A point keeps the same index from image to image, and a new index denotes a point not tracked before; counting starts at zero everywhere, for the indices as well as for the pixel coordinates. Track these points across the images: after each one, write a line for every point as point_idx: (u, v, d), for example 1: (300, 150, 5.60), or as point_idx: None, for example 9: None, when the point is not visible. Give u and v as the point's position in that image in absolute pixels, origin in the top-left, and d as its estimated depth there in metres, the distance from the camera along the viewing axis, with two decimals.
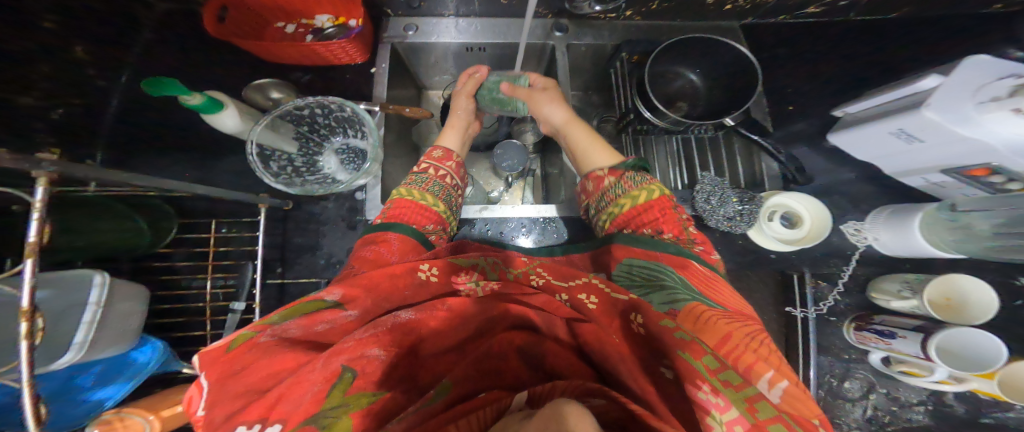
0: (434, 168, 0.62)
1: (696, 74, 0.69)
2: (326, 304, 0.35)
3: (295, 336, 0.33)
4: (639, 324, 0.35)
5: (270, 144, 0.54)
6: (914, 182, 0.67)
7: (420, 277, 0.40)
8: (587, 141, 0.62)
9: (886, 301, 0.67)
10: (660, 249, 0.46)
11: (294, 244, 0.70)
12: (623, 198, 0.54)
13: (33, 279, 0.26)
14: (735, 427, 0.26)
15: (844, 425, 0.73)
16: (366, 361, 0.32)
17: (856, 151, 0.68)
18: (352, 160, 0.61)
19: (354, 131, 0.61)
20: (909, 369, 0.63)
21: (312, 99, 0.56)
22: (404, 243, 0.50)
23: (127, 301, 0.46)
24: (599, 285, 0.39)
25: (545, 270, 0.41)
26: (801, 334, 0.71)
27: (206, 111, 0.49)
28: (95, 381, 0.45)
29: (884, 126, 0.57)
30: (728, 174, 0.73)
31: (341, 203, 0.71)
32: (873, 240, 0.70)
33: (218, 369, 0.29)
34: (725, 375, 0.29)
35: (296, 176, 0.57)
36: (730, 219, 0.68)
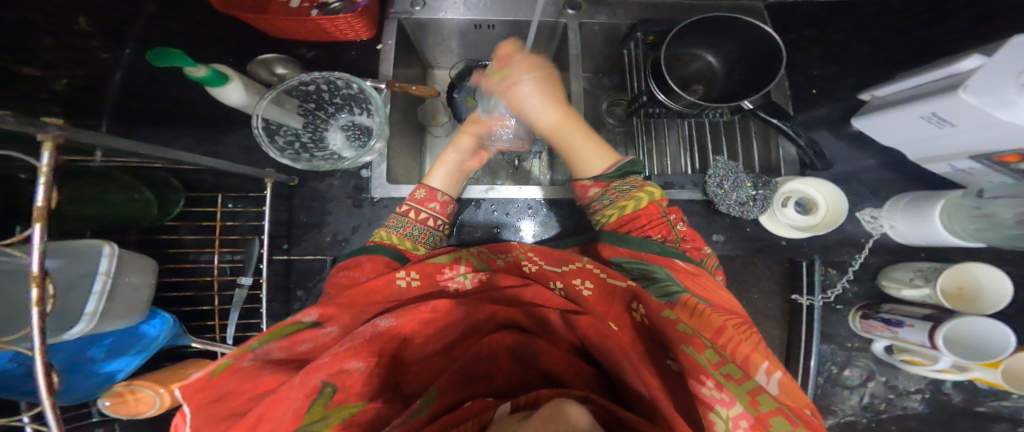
0: (415, 211, 0.61)
1: (714, 56, 0.66)
2: (303, 325, 0.40)
3: (276, 358, 0.37)
4: (641, 314, 0.37)
5: (276, 120, 0.53)
6: (938, 169, 0.65)
7: (401, 285, 0.47)
8: (578, 144, 0.61)
9: (897, 289, 0.65)
10: (642, 250, 0.47)
11: (299, 221, 0.71)
12: (611, 208, 0.56)
13: (43, 245, 0.27)
14: (740, 422, 0.24)
15: (840, 412, 0.74)
16: (345, 376, 0.33)
17: (884, 135, 0.65)
18: (358, 136, 0.61)
19: (359, 108, 0.60)
20: (911, 358, 0.63)
21: (318, 74, 0.55)
22: (377, 262, 0.54)
23: (134, 273, 0.48)
24: (594, 269, 0.43)
25: (537, 256, 0.47)
26: (806, 322, 0.70)
27: (213, 83, 0.49)
28: (105, 353, 0.48)
29: (915, 110, 0.54)
30: (741, 158, 0.71)
31: (346, 177, 0.71)
32: (889, 227, 0.68)
33: (198, 396, 0.31)
34: (727, 369, 0.28)
35: (301, 152, 0.57)
36: (743, 205, 0.66)
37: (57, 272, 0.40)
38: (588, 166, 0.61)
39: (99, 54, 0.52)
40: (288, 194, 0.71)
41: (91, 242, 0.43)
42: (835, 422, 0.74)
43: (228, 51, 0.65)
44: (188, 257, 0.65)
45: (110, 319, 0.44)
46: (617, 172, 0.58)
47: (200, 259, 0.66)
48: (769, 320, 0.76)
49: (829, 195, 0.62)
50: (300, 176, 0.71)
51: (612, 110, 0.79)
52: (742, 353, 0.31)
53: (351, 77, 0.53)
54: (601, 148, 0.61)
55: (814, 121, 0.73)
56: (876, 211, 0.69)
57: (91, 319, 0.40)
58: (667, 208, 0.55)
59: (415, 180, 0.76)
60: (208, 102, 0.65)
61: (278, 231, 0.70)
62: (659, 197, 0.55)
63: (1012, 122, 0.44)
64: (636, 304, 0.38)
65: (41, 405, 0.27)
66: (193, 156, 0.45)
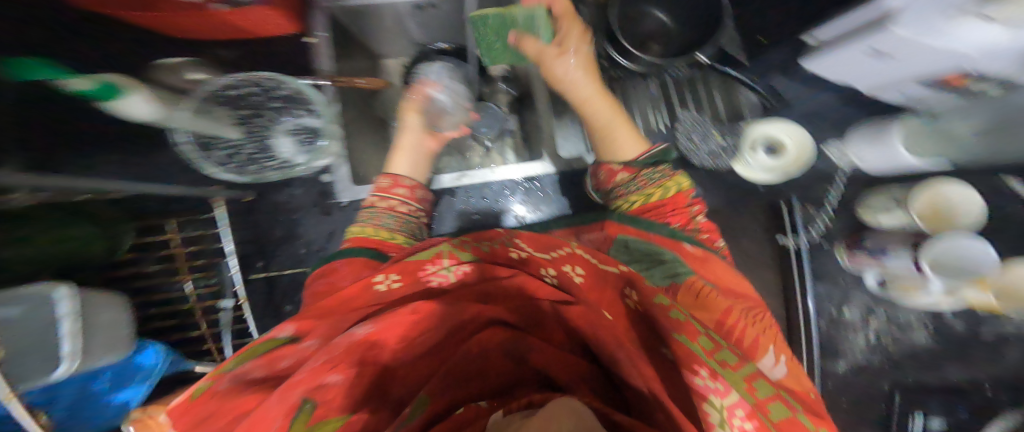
0: (383, 200, 0.61)
1: (663, 12, 0.64)
2: (280, 341, 0.36)
3: (256, 377, 0.33)
4: (633, 300, 0.35)
5: (202, 132, 0.55)
6: (890, 98, 0.64)
7: (380, 289, 0.43)
8: (614, 121, 0.62)
9: (875, 220, 0.66)
10: (650, 233, 0.47)
11: (269, 237, 0.69)
12: (637, 194, 0.58)
13: None
14: (736, 411, 0.24)
15: (850, 354, 0.75)
16: (323, 391, 0.31)
17: (832, 73, 0.64)
18: (305, 138, 0.61)
19: (300, 108, 0.59)
20: (904, 288, 0.63)
21: (241, 77, 0.55)
22: (353, 264, 0.50)
23: (101, 310, 0.50)
24: (584, 255, 0.38)
25: (524, 242, 0.42)
26: (795, 262, 0.72)
27: (106, 97, 0.48)
28: (110, 384, 0.53)
29: (857, 46, 0.53)
30: (709, 110, 0.70)
31: (306, 185, 0.69)
32: (857, 159, 0.67)
33: (181, 422, 0.28)
34: (722, 355, 0.27)
35: (245, 163, 0.60)
36: (714, 155, 0.69)
37: (15, 321, 0.40)
38: (625, 146, 0.61)
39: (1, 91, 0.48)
40: (248, 211, 0.68)
41: (48, 283, 0.43)
42: (848, 365, 0.75)
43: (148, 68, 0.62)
44: (164, 288, 0.64)
45: (91, 353, 0.47)
46: (653, 158, 0.59)
47: (174, 288, 0.64)
48: (762, 267, 0.77)
49: (801, 143, 0.62)
50: (257, 190, 0.68)
51: None
52: (751, 336, 0.31)
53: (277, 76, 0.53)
54: (636, 135, 0.62)
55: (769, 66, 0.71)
56: (843, 145, 0.70)
57: (73, 359, 0.43)
58: (692, 198, 0.56)
59: None
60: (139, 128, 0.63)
61: (250, 250, 0.69)
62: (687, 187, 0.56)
63: (949, 47, 0.42)
64: (628, 289, 0.36)
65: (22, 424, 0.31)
66: (125, 184, 0.45)
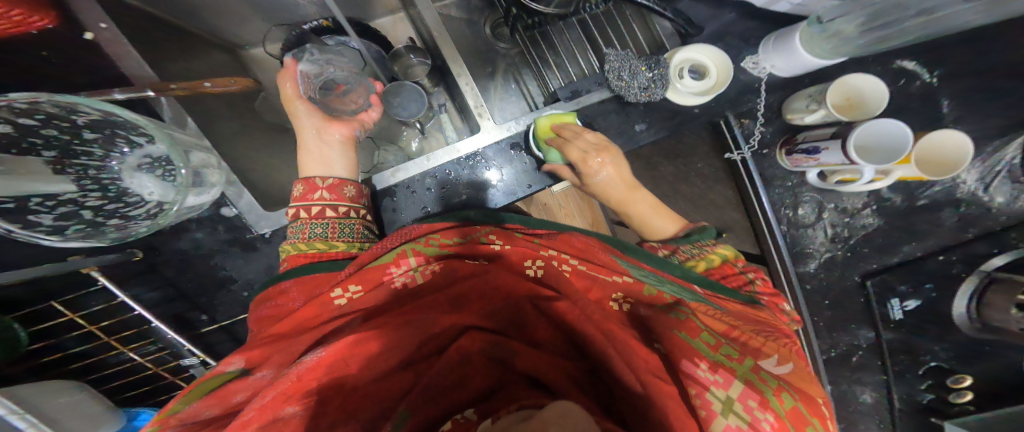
0: (307, 210, 0.56)
1: None
2: (231, 375, 0.39)
3: (206, 417, 0.36)
4: (621, 301, 0.45)
5: (24, 193, 0.39)
6: (782, 8, 0.67)
7: (340, 303, 0.45)
8: (652, 210, 0.63)
9: (801, 119, 0.67)
10: (664, 270, 0.48)
11: (195, 289, 0.61)
12: (691, 258, 0.54)
13: None
14: (745, 399, 0.32)
15: (814, 251, 0.80)
16: (281, 424, 0.32)
17: None
18: (164, 170, 0.48)
19: (137, 134, 0.47)
20: (845, 177, 0.66)
21: (11, 105, 0.37)
22: (303, 284, 0.50)
23: (57, 396, 0.54)
24: (569, 258, 0.48)
25: (497, 236, 0.50)
26: (744, 171, 0.76)
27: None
28: None
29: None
30: (631, 44, 0.68)
31: (210, 225, 0.59)
32: (771, 68, 0.68)
33: None
34: (726, 350, 0.38)
35: (98, 222, 0.46)
36: (647, 90, 0.63)
37: None
38: (663, 226, 0.62)
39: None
40: (152, 270, 0.59)
41: None
42: (817, 262, 0.80)
43: None
44: (111, 361, 0.63)
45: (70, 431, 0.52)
46: (705, 229, 0.58)
47: (121, 359, 0.63)
48: None
49: (719, 61, 0.62)
50: (149, 245, 0.58)
51: (498, 33, 0.74)
52: (758, 346, 0.39)
53: (77, 101, 0.39)
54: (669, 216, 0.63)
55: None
56: (756, 56, 0.69)
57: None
58: (742, 265, 0.56)
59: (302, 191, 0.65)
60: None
61: (181, 308, 0.61)
62: (732, 257, 0.56)
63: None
64: (615, 295, 0.45)
65: None
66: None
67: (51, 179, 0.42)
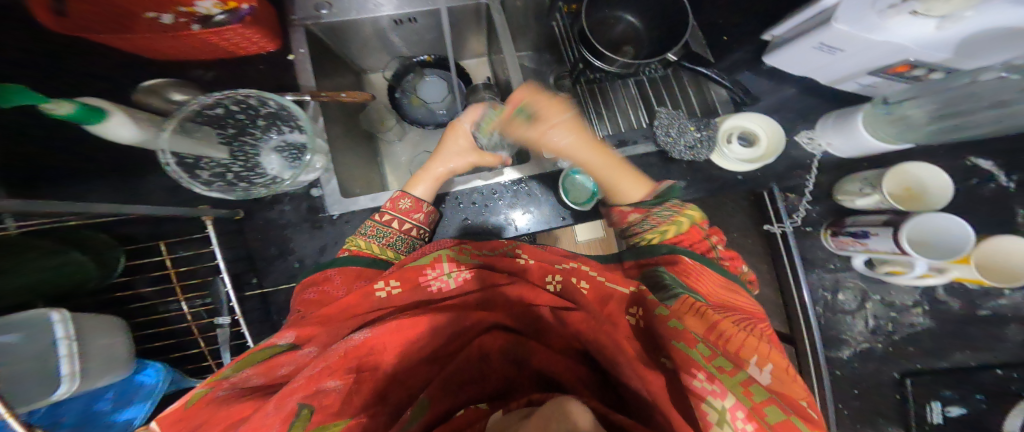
0: (399, 222, 0.60)
1: (633, 15, 0.65)
2: (281, 348, 0.41)
3: (255, 383, 0.37)
4: (637, 317, 0.42)
5: (189, 153, 0.48)
6: (848, 87, 0.68)
7: (380, 295, 0.47)
8: (610, 166, 0.59)
9: (851, 202, 0.67)
10: (652, 254, 0.53)
11: (261, 254, 0.67)
12: (651, 233, 0.55)
13: None
14: (735, 411, 0.29)
15: (851, 340, 0.76)
16: (322, 396, 0.34)
17: (792, 66, 0.67)
18: (294, 156, 0.56)
19: (287, 126, 0.56)
20: (892, 269, 0.66)
21: (222, 95, 0.50)
22: (346, 275, 0.54)
23: (110, 339, 0.47)
24: (589, 271, 0.48)
25: (524, 251, 0.54)
26: (783, 249, 0.73)
27: (88, 122, 0.42)
28: (114, 405, 0.48)
29: (807, 42, 0.58)
30: (682, 106, 0.72)
31: (296, 201, 0.68)
32: (827, 145, 0.69)
33: (179, 425, 0.31)
34: (719, 362, 0.33)
35: (234, 182, 0.53)
36: (693, 148, 0.65)
37: (15, 347, 0.36)
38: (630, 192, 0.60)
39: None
40: (238, 232, 0.67)
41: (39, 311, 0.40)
42: (852, 351, 0.77)
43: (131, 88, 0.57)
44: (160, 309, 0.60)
45: (89, 379, 0.43)
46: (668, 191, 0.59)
47: (171, 309, 0.60)
48: None
49: (773, 132, 0.64)
50: (245, 209, 0.67)
51: (559, 84, 0.74)
52: (738, 347, 0.36)
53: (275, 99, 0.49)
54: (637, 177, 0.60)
55: (735, 64, 0.74)
56: (813, 132, 0.70)
57: (72, 380, 0.41)
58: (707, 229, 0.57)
59: (373, 189, 0.73)
60: (104, 151, 0.59)
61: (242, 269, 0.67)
62: (698, 219, 0.56)
63: (888, 40, 0.49)
64: (631, 308, 0.43)
65: None
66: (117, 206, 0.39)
67: (213, 143, 0.51)
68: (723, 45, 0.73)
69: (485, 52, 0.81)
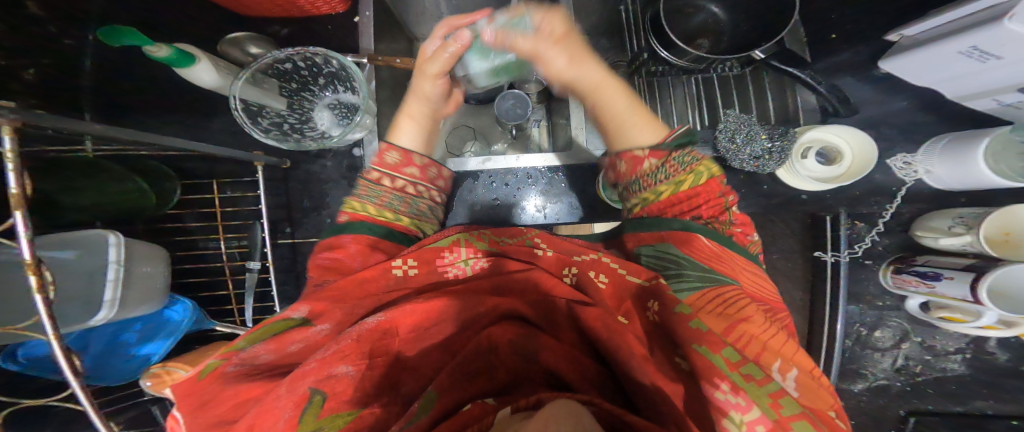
0: (389, 179, 0.54)
1: (718, 6, 0.59)
2: (294, 322, 0.38)
3: (267, 360, 0.35)
4: (655, 311, 0.37)
5: (256, 101, 0.45)
6: (982, 106, 0.58)
7: (397, 274, 0.44)
8: (627, 110, 0.51)
9: (933, 240, 0.60)
10: (661, 227, 0.45)
11: (301, 206, 0.68)
12: (664, 184, 0.47)
13: (30, 234, 0.25)
14: (757, 427, 0.24)
15: (871, 375, 0.74)
16: (334, 381, 0.31)
17: (915, 75, 0.58)
18: (346, 115, 0.52)
19: (344, 86, 0.52)
20: (950, 315, 0.61)
21: (292, 50, 0.46)
22: (361, 244, 0.49)
23: (153, 269, 0.47)
24: (612, 264, 0.42)
25: (543, 241, 0.47)
26: (831, 279, 0.67)
27: (180, 64, 0.41)
28: (138, 338, 0.50)
29: (950, 45, 0.47)
30: (753, 110, 0.66)
31: (339, 159, 0.68)
32: (924, 173, 0.62)
33: (188, 402, 0.30)
34: (747, 369, 0.28)
35: (290, 134, 0.49)
36: (758, 159, 0.59)
37: (65, 263, 0.39)
38: (636, 136, 0.50)
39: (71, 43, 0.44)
40: (283, 179, 0.67)
41: (96, 232, 0.41)
42: (866, 386, 0.74)
43: (205, 25, 0.56)
44: (197, 245, 0.59)
45: (128, 307, 0.43)
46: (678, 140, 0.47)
47: (210, 247, 0.59)
48: (792, 279, 0.73)
49: (861, 148, 0.56)
50: (292, 159, 0.68)
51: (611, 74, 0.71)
52: (754, 352, 0.32)
53: (334, 55, 0.45)
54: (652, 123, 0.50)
55: (837, 67, 0.66)
56: (910, 156, 0.64)
57: (112, 307, 0.40)
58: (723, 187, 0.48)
59: None
60: None
61: (279, 216, 0.67)
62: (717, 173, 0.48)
63: None
64: (651, 302, 0.38)
65: (70, 386, 0.27)
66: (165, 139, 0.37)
67: (278, 95, 0.48)
68: (828, 45, 0.65)
69: None
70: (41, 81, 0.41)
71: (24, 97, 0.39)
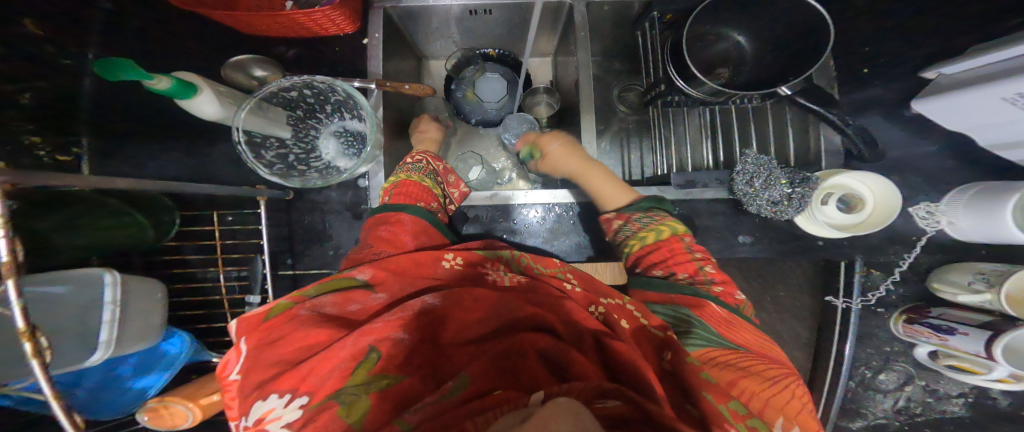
0: (429, 161, 0.59)
1: (744, 36, 0.57)
2: (356, 282, 0.37)
3: (330, 313, 0.33)
4: (667, 361, 0.34)
5: (260, 131, 0.44)
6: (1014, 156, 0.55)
7: (444, 267, 0.41)
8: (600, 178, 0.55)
9: (950, 295, 0.58)
10: (670, 292, 0.41)
11: (303, 231, 0.66)
12: (631, 237, 0.49)
13: (22, 300, 0.23)
14: None
15: (871, 414, 0.72)
16: (390, 344, 0.29)
17: (951, 119, 0.55)
18: (352, 145, 0.50)
19: (351, 113, 0.50)
20: (961, 364, 0.57)
21: (297, 78, 0.45)
22: (417, 225, 0.48)
23: (150, 300, 0.45)
24: (635, 312, 0.38)
25: (575, 277, 0.43)
26: (840, 325, 0.66)
27: (181, 97, 0.39)
28: (133, 371, 0.47)
29: (993, 92, 0.45)
30: (773, 150, 0.63)
31: (344, 189, 0.66)
32: (947, 224, 0.59)
33: (259, 335, 0.29)
34: (750, 422, 0.26)
35: (295, 167, 0.47)
36: (776, 205, 0.57)
37: (61, 298, 0.37)
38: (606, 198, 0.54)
39: (63, 62, 0.44)
40: (286, 209, 0.66)
41: (95, 269, 0.40)
42: (864, 424, 0.73)
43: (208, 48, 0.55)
44: (196, 276, 0.58)
45: (126, 344, 0.41)
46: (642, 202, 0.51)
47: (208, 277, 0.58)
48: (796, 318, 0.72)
49: (883, 196, 0.54)
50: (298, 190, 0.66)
51: (624, 97, 0.69)
52: (760, 404, 0.28)
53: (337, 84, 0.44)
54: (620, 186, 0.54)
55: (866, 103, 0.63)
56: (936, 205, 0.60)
57: (109, 346, 0.38)
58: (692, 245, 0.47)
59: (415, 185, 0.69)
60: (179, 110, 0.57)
61: (279, 248, 0.66)
62: (683, 232, 0.48)
63: None
64: (666, 352, 0.35)
65: None
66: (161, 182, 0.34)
67: (284, 125, 0.47)
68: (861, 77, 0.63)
69: (551, 52, 0.74)
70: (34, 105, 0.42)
71: None
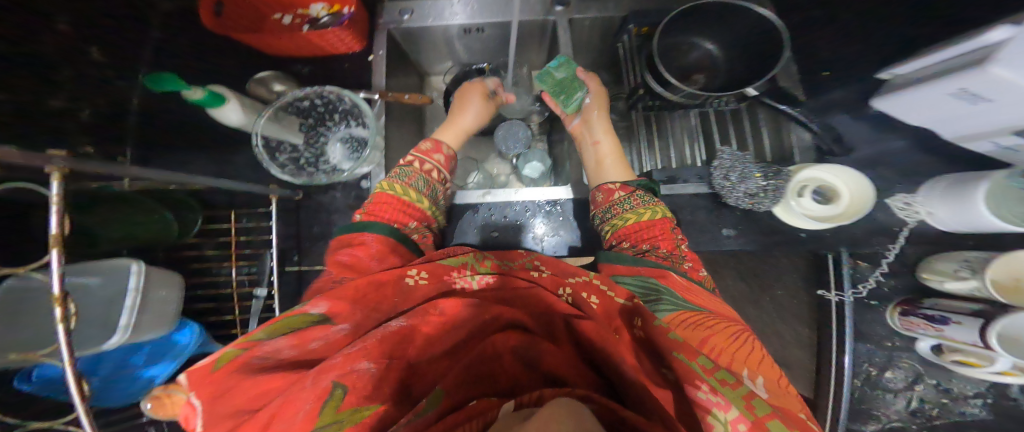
0: (420, 162, 0.59)
1: (712, 44, 0.62)
2: (310, 318, 0.34)
3: (287, 357, 0.32)
4: (639, 329, 0.35)
5: (275, 136, 0.50)
6: (983, 148, 0.58)
7: (408, 283, 0.40)
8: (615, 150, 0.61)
9: (938, 282, 0.60)
10: (638, 263, 0.45)
11: (312, 233, 0.70)
12: (628, 212, 0.54)
13: (61, 269, 0.27)
14: (739, 426, 0.25)
15: (885, 417, 0.72)
16: (356, 376, 0.29)
17: (909, 116, 0.59)
18: (356, 149, 0.53)
19: (356, 121, 0.54)
20: (967, 359, 0.58)
21: (309, 89, 0.51)
22: (382, 246, 0.48)
23: (169, 294, 0.48)
24: (601, 286, 0.40)
25: (544, 265, 0.43)
26: (835, 319, 0.66)
27: (211, 105, 0.45)
28: (147, 359, 0.50)
29: (939, 87, 0.49)
30: (751, 147, 0.68)
31: (349, 190, 0.70)
32: (927, 214, 0.61)
33: (209, 387, 0.28)
34: (720, 375, 0.29)
35: (304, 168, 0.52)
36: (753, 196, 0.61)
37: (90, 288, 0.41)
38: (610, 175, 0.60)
39: (117, 82, 0.48)
40: (296, 211, 0.70)
41: (123, 260, 0.43)
42: (878, 427, 0.72)
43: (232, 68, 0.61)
44: (210, 271, 0.60)
45: (144, 330, 0.44)
46: (642, 182, 0.57)
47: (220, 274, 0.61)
48: (796, 318, 0.75)
49: (857, 186, 0.57)
50: (305, 191, 0.70)
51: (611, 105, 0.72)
52: (727, 363, 0.32)
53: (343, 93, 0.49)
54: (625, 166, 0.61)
55: (836, 102, 0.67)
56: (909, 197, 0.63)
57: (126, 330, 0.41)
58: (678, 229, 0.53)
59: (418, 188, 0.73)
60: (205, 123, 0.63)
61: (288, 245, 0.70)
62: (671, 218, 0.54)
63: None
64: (636, 320, 0.36)
65: (76, 411, 0.27)
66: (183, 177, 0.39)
67: (296, 131, 0.52)
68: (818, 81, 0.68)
69: (543, 66, 0.79)
70: (92, 121, 0.46)
71: (74, 136, 0.44)
